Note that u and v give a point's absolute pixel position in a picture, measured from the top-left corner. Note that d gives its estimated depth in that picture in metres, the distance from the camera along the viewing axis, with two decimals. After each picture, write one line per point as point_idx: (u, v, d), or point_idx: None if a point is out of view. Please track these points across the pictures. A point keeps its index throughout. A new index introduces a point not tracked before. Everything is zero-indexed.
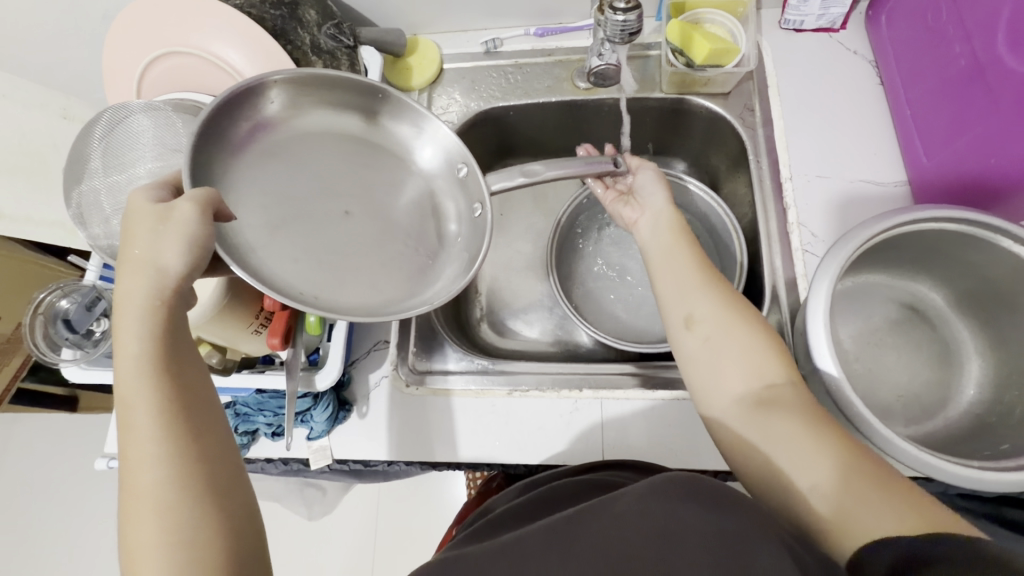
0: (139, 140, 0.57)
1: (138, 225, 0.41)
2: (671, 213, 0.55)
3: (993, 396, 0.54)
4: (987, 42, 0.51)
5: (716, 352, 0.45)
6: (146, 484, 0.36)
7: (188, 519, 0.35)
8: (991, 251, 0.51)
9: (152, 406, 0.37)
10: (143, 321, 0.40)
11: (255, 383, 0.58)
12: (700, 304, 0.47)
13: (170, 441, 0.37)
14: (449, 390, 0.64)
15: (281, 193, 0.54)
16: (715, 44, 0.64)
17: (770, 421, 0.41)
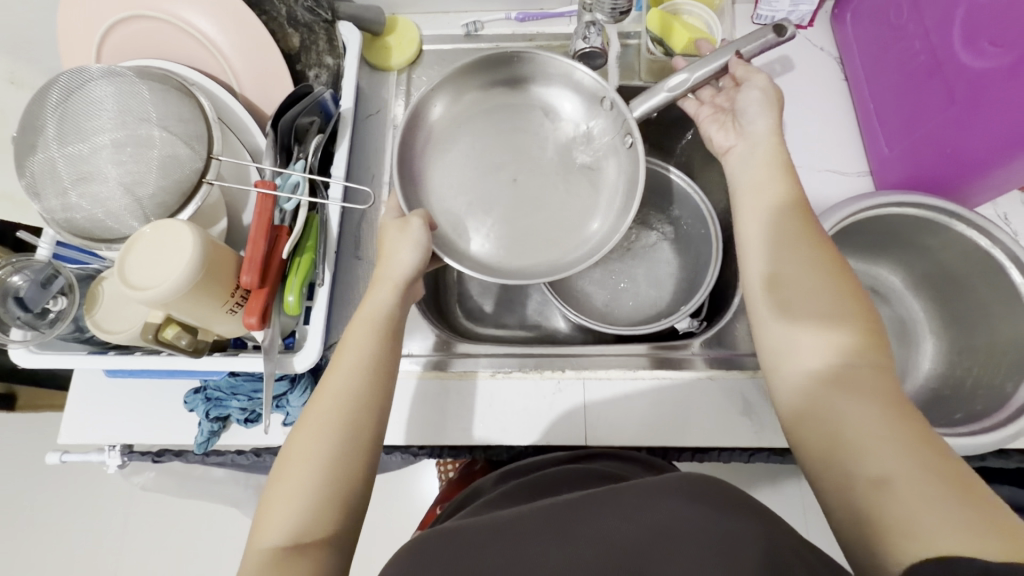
0: (102, 107, 0.53)
1: (387, 229, 0.55)
2: (773, 148, 0.52)
3: (947, 370, 0.58)
4: (944, 38, 0.54)
5: (794, 322, 0.43)
6: (321, 419, 0.45)
7: (348, 449, 0.44)
8: (947, 235, 0.55)
9: (363, 361, 0.48)
10: (381, 294, 0.52)
11: (228, 366, 0.55)
12: (788, 268, 0.45)
13: (359, 387, 0.47)
14: (476, 371, 0.63)
15: (466, 186, 0.63)
16: (693, 34, 0.67)
17: (847, 401, 0.38)
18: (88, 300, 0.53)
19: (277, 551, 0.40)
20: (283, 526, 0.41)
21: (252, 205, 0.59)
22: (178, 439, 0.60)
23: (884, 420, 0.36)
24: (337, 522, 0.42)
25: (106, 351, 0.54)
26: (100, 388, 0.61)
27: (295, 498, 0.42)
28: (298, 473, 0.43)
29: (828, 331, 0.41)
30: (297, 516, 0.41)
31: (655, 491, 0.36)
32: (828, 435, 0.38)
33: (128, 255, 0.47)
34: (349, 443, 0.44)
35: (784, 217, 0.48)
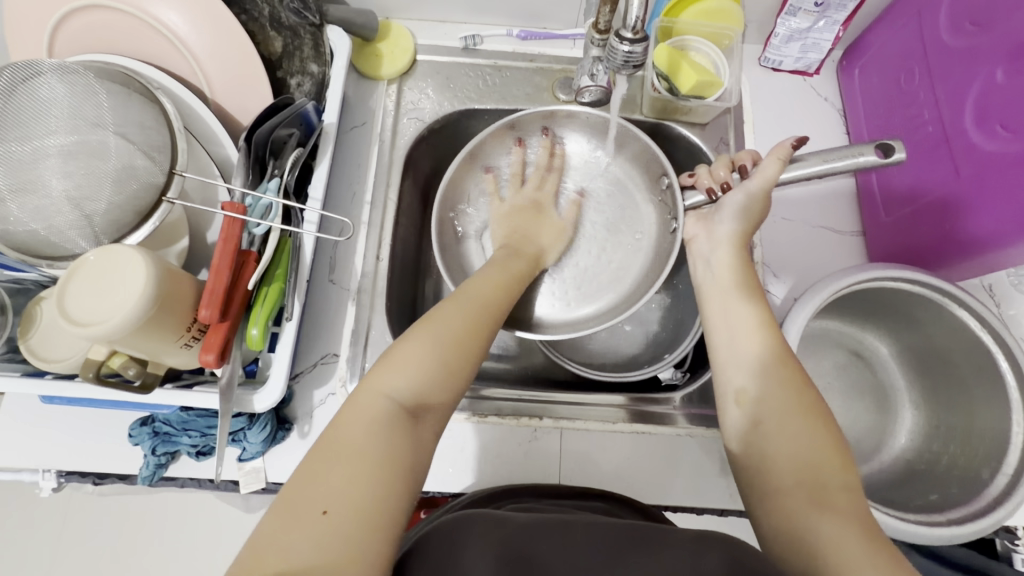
0: (51, 109, 0.47)
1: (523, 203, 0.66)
2: (730, 255, 0.53)
3: (922, 444, 0.58)
4: (955, 113, 0.54)
5: (762, 435, 0.42)
6: (459, 313, 0.47)
7: (481, 346, 0.46)
8: (939, 313, 0.54)
9: (502, 293, 0.52)
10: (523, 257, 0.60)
11: (181, 400, 0.51)
12: (751, 378, 0.45)
13: (495, 311, 0.50)
14: (462, 413, 0.60)
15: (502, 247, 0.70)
16: (701, 75, 0.64)
17: (818, 517, 0.37)
18: (24, 320, 0.49)
19: (393, 405, 0.40)
20: (404, 386, 0.41)
21: (218, 224, 0.54)
22: (120, 470, 0.55)
23: (860, 540, 0.35)
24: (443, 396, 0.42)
25: (42, 374, 0.50)
26: (35, 410, 0.56)
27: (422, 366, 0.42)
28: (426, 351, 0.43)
29: (802, 446, 0.40)
30: (417, 384, 0.41)
31: (634, 540, 0.40)
32: (804, 538, 0.37)
33: (70, 282, 0.42)
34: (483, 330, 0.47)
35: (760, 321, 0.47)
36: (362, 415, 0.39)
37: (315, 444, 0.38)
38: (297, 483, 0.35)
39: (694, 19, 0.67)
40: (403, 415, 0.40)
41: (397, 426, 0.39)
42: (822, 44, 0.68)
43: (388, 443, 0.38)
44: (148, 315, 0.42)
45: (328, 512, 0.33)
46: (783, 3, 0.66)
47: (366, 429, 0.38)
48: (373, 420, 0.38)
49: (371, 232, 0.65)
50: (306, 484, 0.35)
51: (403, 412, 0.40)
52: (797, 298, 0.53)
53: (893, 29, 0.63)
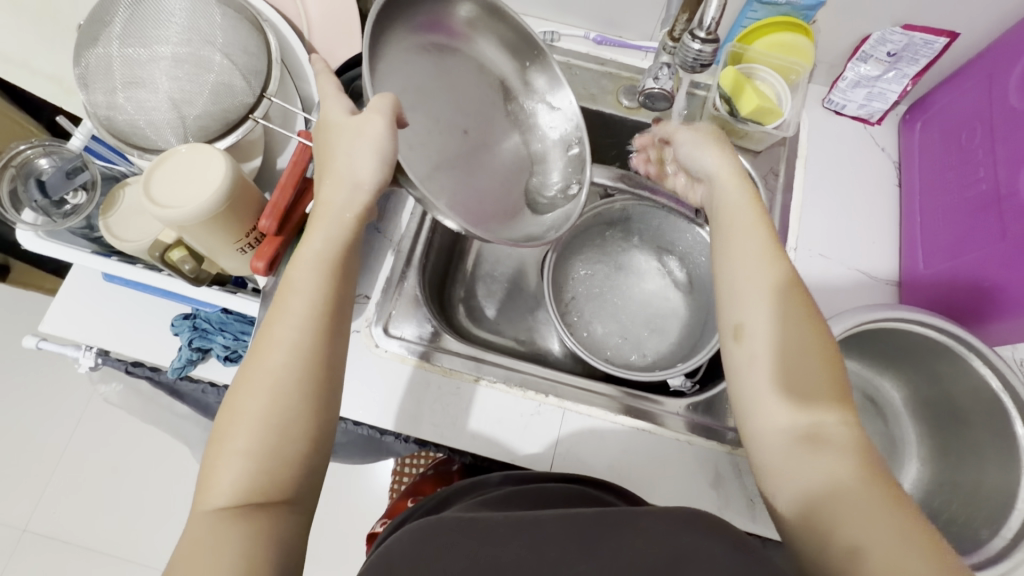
0: (172, 20, 0.53)
1: (337, 128, 0.46)
2: (737, 187, 0.53)
3: (925, 499, 0.57)
4: (1010, 175, 0.55)
5: (759, 369, 0.44)
6: (270, 360, 0.42)
7: (298, 385, 0.41)
8: (962, 367, 0.53)
9: (315, 297, 0.44)
10: (335, 224, 0.46)
11: (224, 302, 0.55)
12: (752, 315, 0.46)
13: (304, 330, 0.43)
14: (457, 371, 0.63)
15: (413, 99, 0.53)
16: (763, 102, 0.66)
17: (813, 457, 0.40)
18: (106, 201, 0.53)
19: (219, 512, 0.37)
20: (230, 487, 0.38)
21: (290, 151, 0.59)
22: (155, 359, 0.59)
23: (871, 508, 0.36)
24: (278, 450, 0.40)
25: (108, 255, 0.55)
26: (91, 288, 0.61)
27: (235, 462, 0.39)
28: (239, 436, 0.39)
29: (794, 387, 0.43)
30: (238, 483, 0.38)
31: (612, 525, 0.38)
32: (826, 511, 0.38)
33: (156, 170, 0.47)
34: (291, 355, 0.42)
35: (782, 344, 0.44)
36: (193, 529, 0.36)
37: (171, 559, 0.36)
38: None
39: (766, 49, 0.68)
40: (235, 509, 0.37)
41: (225, 531, 0.36)
42: (888, 94, 0.70)
43: (226, 529, 0.36)
44: (219, 212, 0.47)
45: None
46: (856, 49, 0.68)
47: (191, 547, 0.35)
48: (200, 535, 0.36)
49: None
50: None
51: (242, 505, 0.37)
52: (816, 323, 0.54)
53: (960, 89, 0.64)
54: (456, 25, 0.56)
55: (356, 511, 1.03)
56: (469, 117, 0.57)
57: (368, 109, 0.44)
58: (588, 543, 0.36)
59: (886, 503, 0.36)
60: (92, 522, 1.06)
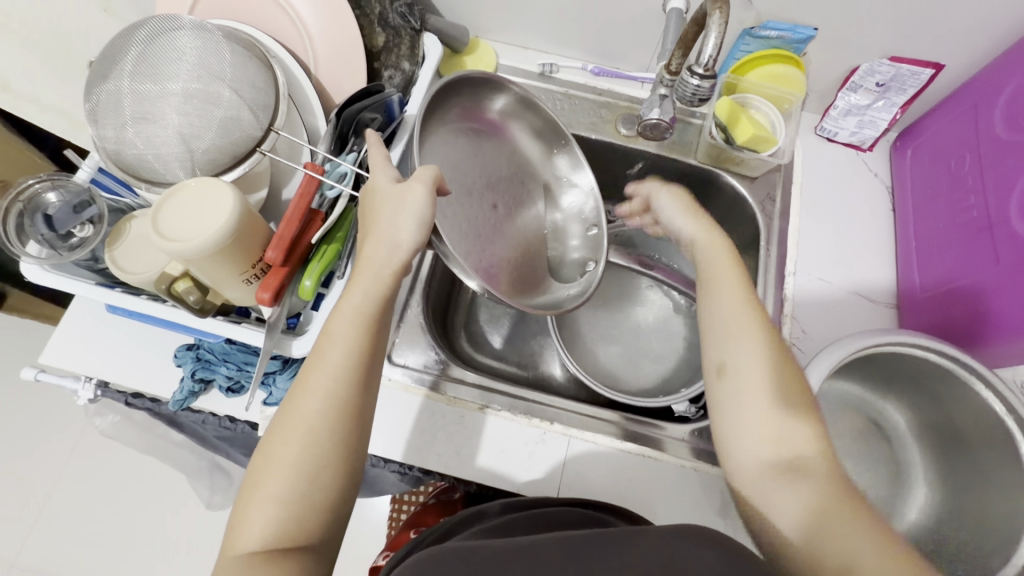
0: (182, 57, 0.54)
1: (382, 195, 0.47)
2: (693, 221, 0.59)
3: (933, 527, 0.57)
4: (1001, 203, 0.56)
5: (731, 340, 0.49)
6: (306, 409, 0.42)
7: (333, 433, 0.42)
8: (965, 393, 0.54)
9: (352, 348, 0.44)
10: (373, 278, 0.46)
11: (227, 333, 0.55)
12: (724, 298, 0.52)
13: (341, 385, 0.43)
14: (460, 399, 0.63)
15: (452, 175, 0.57)
16: (758, 130, 0.67)
17: (772, 414, 0.45)
18: (113, 233, 0.53)
19: (250, 557, 0.37)
20: (260, 534, 0.38)
21: (296, 182, 0.59)
22: (157, 390, 0.59)
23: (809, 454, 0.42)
24: (308, 497, 0.40)
25: (112, 286, 0.55)
26: (92, 318, 0.61)
27: (268, 510, 0.39)
28: (275, 486, 0.40)
29: (761, 355, 0.48)
30: (273, 530, 0.38)
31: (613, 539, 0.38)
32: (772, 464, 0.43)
33: (165, 204, 0.47)
34: (329, 404, 0.42)
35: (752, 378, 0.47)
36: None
37: None
38: None
39: (759, 79, 0.70)
40: (264, 558, 0.37)
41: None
42: (879, 122, 0.72)
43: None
44: (224, 245, 0.47)
45: None
46: (846, 80, 0.70)
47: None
48: None
49: None
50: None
51: (265, 552, 0.38)
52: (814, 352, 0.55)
53: (947, 118, 0.66)
54: (491, 115, 0.62)
55: (355, 543, 1.01)
56: (498, 193, 0.61)
57: (411, 178, 0.46)
58: (581, 560, 0.36)
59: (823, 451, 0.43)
60: (83, 557, 1.04)
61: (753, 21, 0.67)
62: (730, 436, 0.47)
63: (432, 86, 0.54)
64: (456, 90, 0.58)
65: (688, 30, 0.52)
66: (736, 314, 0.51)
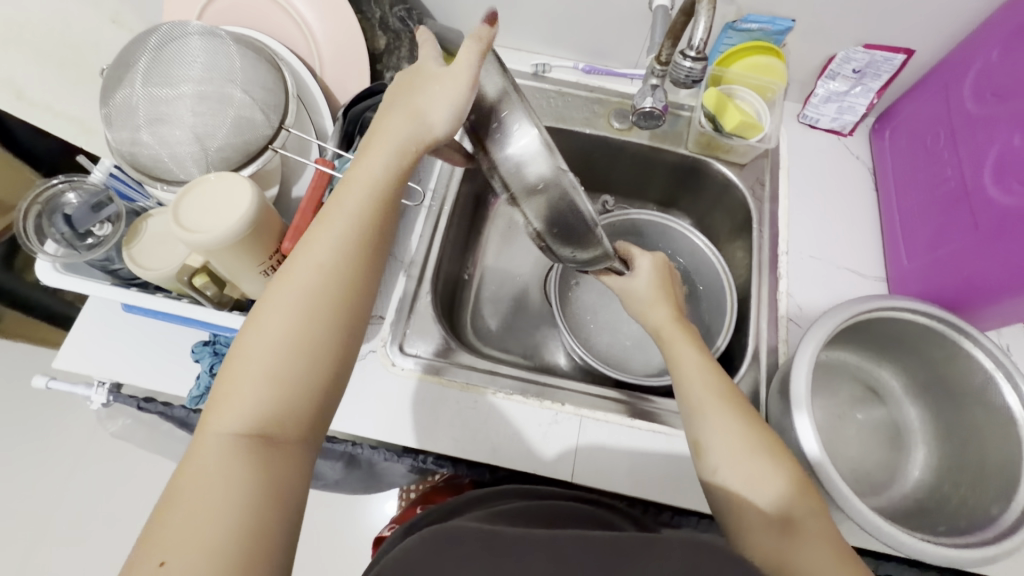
0: (193, 61, 0.56)
1: (425, 72, 0.47)
2: (650, 268, 0.63)
3: (934, 484, 0.59)
4: (975, 172, 0.58)
5: (680, 345, 0.57)
6: (302, 277, 0.42)
7: (331, 307, 0.42)
8: (955, 351, 0.56)
9: (352, 222, 0.45)
10: (391, 151, 0.46)
11: (243, 326, 0.56)
12: (665, 314, 0.60)
13: (341, 262, 0.44)
14: (471, 384, 0.64)
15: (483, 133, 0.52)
16: (745, 116, 0.71)
17: (728, 409, 0.51)
18: (130, 232, 0.54)
19: (234, 438, 0.38)
20: (245, 411, 0.38)
21: (306, 178, 0.60)
22: (174, 388, 0.60)
23: (769, 447, 0.48)
24: (297, 378, 0.40)
25: (126, 286, 0.57)
26: (107, 322, 0.62)
27: (260, 385, 0.39)
28: (264, 364, 0.40)
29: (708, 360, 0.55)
30: (258, 410, 0.39)
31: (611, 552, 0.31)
32: (743, 457, 0.48)
33: (184, 198, 0.49)
34: (333, 281, 0.43)
35: (711, 400, 0.52)
36: (205, 453, 0.37)
37: (180, 475, 0.37)
38: (164, 516, 0.34)
39: (743, 71, 0.74)
40: (251, 440, 0.38)
41: (239, 459, 0.36)
42: (857, 107, 0.76)
43: (237, 463, 0.36)
44: (242, 236, 0.48)
45: (164, 564, 0.32)
46: (824, 68, 0.74)
47: (209, 466, 0.36)
48: (213, 459, 0.36)
49: (430, 214, 0.72)
50: (159, 528, 0.34)
51: (251, 435, 0.38)
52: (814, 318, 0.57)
53: (922, 98, 0.69)
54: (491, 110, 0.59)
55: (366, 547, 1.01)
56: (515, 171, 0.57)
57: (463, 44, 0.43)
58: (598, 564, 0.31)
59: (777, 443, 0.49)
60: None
61: (735, 15, 0.71)
62: (698, 431, 0.51)
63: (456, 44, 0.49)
64: None
65: (675, 20, 0.55)
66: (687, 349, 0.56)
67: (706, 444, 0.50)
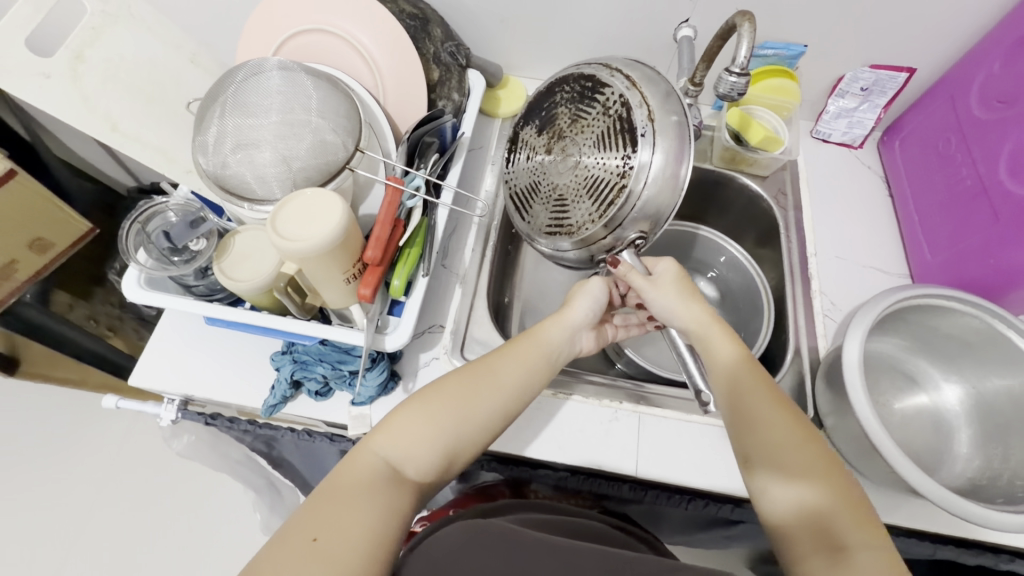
0: (274, 92, 0.62)
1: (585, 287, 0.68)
2: (670, 265, 0.67)
3: (983, 463, 0.62)
4: (992, 169, 0.64)
5: (731, 358, 0.61)
6: (471, 390, 0.56)
7: (481, 428, 0.55)
8: (992, 337, 0.60)
9: (519, 368, 0.59)
10: (550, 333, 0.64)
11: (320, 334, 0.59)
12: (694, 309, 0.65)
13: (501, 388, 0.58)
14: None
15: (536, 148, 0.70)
16: (767, 131, 0.77)
17: (787, 432, 0.55)
18: (218, 248, 0.58)
19: (385, 471, 0.50)
20: (400, 456, 0.51)
21: (375, 195, 0.65)
22: (250, 399, 0.62)
23: (823, 482, 0.51)
24: (439, 459, 0.52)
25: (206, 299, 0.60)
26: (183, 339, 0.65)
27: (421, 446, 0.52)
28: (421, 435, 0.53)
29: (763, 384, 0.59)
30: (411, 459, 0.52)
31: None
32: (793, 480, 0.52)
33: (280, 210, 0.53)
34: (492, 408, 0.56)
35: (770, 418, 0.56)
36: (359, 469, 0.49)
37: (326, 482, 0.49)
38: (310, 511, 0.46)
39: (760, 92, 0.81)
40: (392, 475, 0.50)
41: (386, 496, 0.48)
42: (866, 121, 0.83)
43: (385, 499, 0.48)
44: (335, 245, 0.52)
45: (316, 540, 0.43)
46: (834, 87, 0.81)
47: (354, 491, 0.47)
48: (368, 484, 0.48)
49: (480, 228, 0.77)
50: (314, 516, 0.45)
51: (393, 472, 0.50)
52: (862, 303, 0.61)
53: (930, 109, 0.76)
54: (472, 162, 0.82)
55: None
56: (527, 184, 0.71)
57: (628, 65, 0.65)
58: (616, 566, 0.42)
59: (827, 470, 0.52)
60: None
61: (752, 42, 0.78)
62: (750, 448, 0.55)
63: (575, 70, 0.69)
64: (533, 104, 0.73)
65: (712, 45, 0.62)
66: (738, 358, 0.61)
67: (760, 464, 0.54)
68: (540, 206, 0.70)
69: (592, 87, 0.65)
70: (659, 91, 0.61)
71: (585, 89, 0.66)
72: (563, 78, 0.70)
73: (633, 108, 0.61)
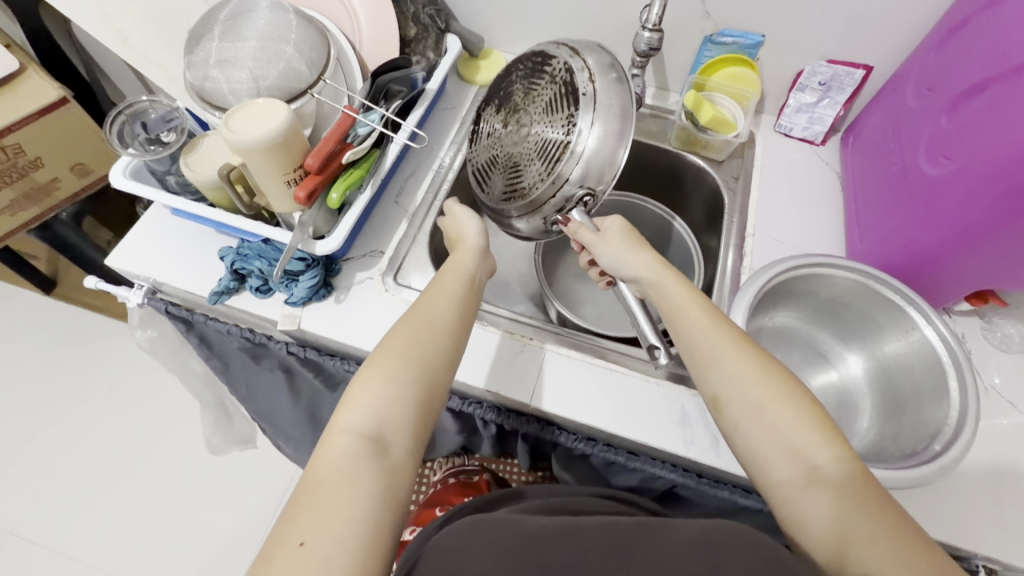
0: (258, 24, 0.70)
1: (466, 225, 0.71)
2: (618, 222, 0.67)
3: (877, 440, 0.61)
4: (913, 154, 0.65)
5: (699, 339, 0.57)
6: (422, 331, 0.57)
7: (439, 363, 0.56)
8: (885, 304, 0.62)
9: (453, 302, 0.61)
10: (467, 266, 0.66)
11: (262, 233, 0.67)
12: (644, 257, 0.64)
13: (447, 329, 0.59)
14: None
15: (495, 121, 0.72)
16: (718, 113, 0.82)
17: (775, 412, 0.51)
18: (187, 146, 0.67)
19: (357, 438, 0.49)
20: (366, 417, 0.51)
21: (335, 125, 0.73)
22: (199, 288, 0.70)
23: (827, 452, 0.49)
24: (412, 408, 0.53)
25: (174, 194, 0.69)
26: (156, 234, 0.74)
27: (380, 401, 0.52)
28: (382, 392, 0.52)
29: (735, 363, 0.54)
30: (380, 415, 0.51)
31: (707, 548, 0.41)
32: (806, 467, 0.48)
33: (236, 112, 0.60)
34: (441, 343, 0.57)
35: (757, 395, 0.52)
36: (334, 451, 0.48)
37: (305, 482, 0.47)
38: (298, 510, 0.44)
39: (723, 80, 0.85)
40: (366, 441, 0.49)
41: (363, 462, 0.48)
42: (826, 118, 0.84)
43: (357, 461, 0.48)
44: (274, 144, 0.59)
45: (304, 542, 0.42)
46: (795, 81, 0.84)
47: (337, 473, 0.47)
48: (345, 461, 0.48)
49: (436, 176, 0.83)
50: (297, 516, 0.44)
51: (367, 437, 0.50)
52: (749, 275, 0.63)
53: (879, 106, 0.77)
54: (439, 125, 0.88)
55: None
56: (487, 154, 0.73)
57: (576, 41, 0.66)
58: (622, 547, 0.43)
59: (831, 443, 0.49)
60: None
61: (713, 30, 0.82)
62: (747, 439, 0.52)
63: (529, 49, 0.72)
64: (496, 82, 0.76)
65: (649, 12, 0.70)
66: (686, 299, 0.60)
67: (763, 456, 0.51)
68: (498, 175, 0.71)
69: (541, 61, 0.68)
70: (605, 63, 0.63)
71: (536, 65, 0.69)
72: (519, 59, 0.73)
73: (580, 71, 0.63)
